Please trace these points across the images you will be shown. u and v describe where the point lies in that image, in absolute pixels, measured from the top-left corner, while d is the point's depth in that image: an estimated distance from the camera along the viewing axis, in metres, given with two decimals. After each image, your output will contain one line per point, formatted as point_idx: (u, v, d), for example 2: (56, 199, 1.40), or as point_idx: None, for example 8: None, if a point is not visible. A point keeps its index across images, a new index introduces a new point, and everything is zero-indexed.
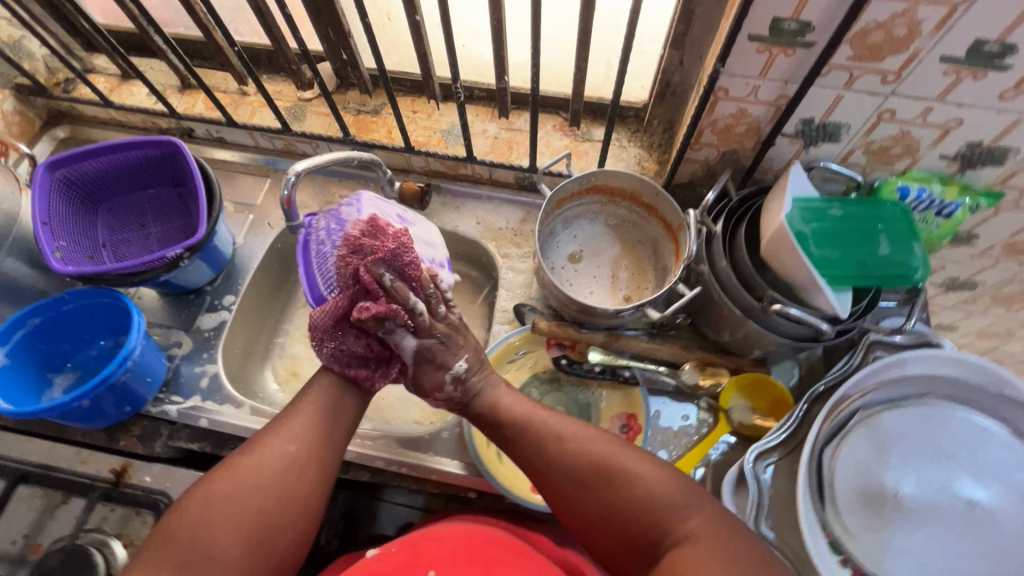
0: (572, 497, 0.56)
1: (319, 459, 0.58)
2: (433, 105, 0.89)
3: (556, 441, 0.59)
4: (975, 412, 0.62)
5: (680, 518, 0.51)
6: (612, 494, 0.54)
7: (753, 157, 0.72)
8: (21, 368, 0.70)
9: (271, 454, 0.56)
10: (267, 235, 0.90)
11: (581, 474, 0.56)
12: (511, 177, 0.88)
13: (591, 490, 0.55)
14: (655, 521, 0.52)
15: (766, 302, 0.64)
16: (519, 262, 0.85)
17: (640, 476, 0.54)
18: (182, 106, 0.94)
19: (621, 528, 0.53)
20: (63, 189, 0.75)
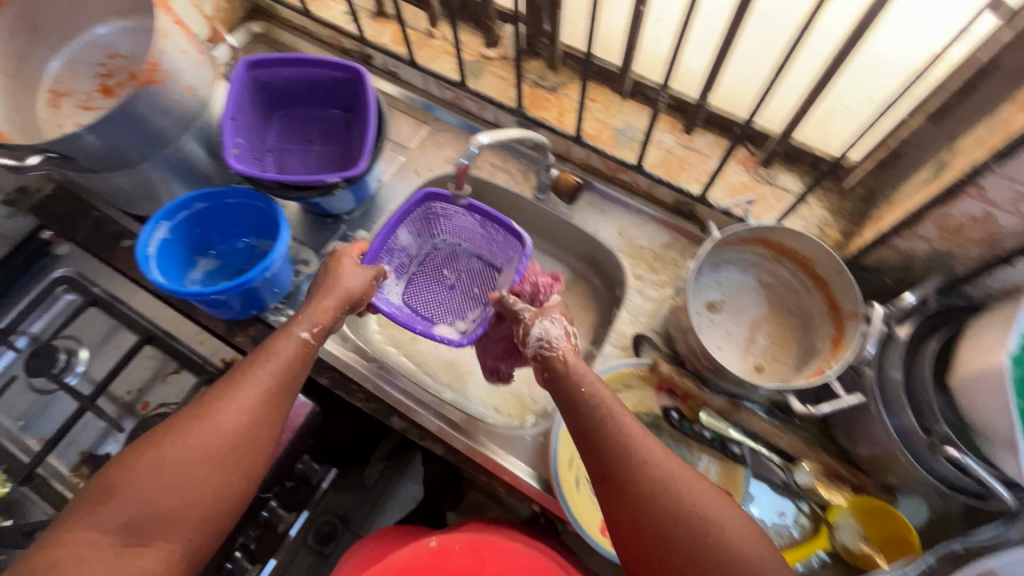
0: (669, 541, 0.52)
1: (274, 411, 0.58)
2: (615, 99, 0.84)
3: (660, 472, 0.55)
4: None
5: None
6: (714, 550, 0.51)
7: (971, 268, 0.61)
8: (176, 244, 0.75)
9: (230, 413, 0.56)
10: (411, 181, 0.90)
11: (682, 520, 0.53)
12: (670, 198, 0.82)
13: (691, 533, 0.52)
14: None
15: (937, 439, 0.56)
16: (651, 288, 0.80)
17: (744, 543, 0.52)
18: (370, 33, 0.94)
19: None
20: (253, 89, 0.78)
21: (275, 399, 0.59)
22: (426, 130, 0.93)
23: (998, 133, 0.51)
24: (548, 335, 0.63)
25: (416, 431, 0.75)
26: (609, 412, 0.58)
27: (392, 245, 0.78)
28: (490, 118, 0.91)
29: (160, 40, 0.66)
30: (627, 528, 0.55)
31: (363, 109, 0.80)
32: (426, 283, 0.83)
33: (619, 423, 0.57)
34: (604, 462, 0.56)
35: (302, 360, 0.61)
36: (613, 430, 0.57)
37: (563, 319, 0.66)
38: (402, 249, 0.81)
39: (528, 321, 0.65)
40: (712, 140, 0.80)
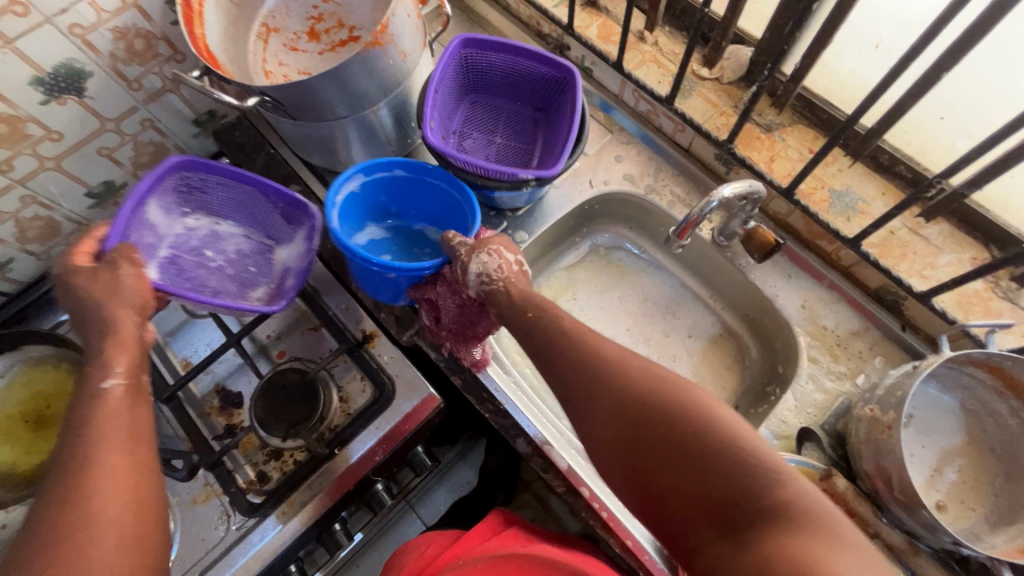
0: (626, 430, 0.49)
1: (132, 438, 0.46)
2: (840, 157, 0.74)
3: (654, 391, 0.49)
4: None
5: (773, 484, 0.43)
6: (700, 439, 0.45)
7: None
8: (360, 201, 0.74)
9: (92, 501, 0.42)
10: (581, 191, 0.84)
11: (675, 413, 0.47)
12: (874, 283, 0.72)
13: (645, 410, 0.48)
14: (756, 481, 0.43)
15: None
16: (827, 378, 0.71)
17: (681, 401, 0.48)
18: (577, 22, 0.87)
19: (695, 480, 0.45)
20: (459, 68, 0.75)
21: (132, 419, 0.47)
22: (609, 139, 0.86)
23: None
24: (485, 269, 0.62)
25: (538, 459, 0.71)
26: (564, 325, 0.56)
27: (143, 220, 0.61)
28: (683, 142, 0.83)
29: (395, 2, 0.63)
30: (615, 452, 0.49)
31: (564, 110, 0.75)
32: (192, 267, 0.66)
33: (609, 358, 0.52)
34: (576, 389, 0.52)
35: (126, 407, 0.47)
36: (573, 346, 0.54)
37: (508, 249, 0.64)
38: (157, 230, 0.63)
39: (463, 261, 0.63)
40: (945, 231, 0.69)
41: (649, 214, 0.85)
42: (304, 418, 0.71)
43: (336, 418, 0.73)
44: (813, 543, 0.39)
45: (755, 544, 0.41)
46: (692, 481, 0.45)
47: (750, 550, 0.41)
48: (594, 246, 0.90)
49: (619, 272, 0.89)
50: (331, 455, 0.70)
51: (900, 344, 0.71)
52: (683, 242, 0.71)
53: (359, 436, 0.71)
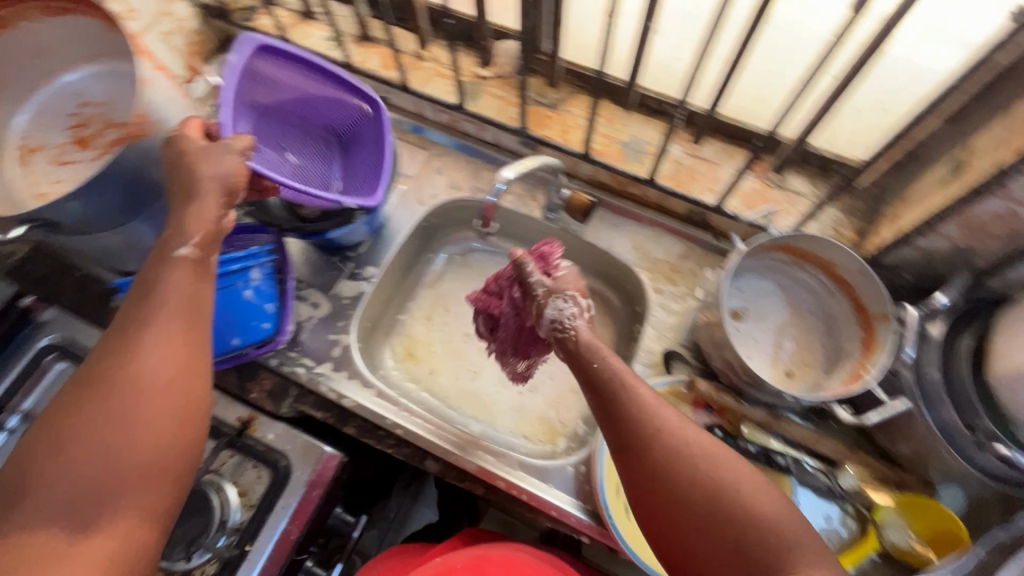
0: (683, 494, 0.49)
1: (193, 316, 0.51)
2: (618, 112, 0.83)
3: (707, 456, 0.50)
4: None
5: (801, 556, 0.46)
6: (750, 517, 0.47)
7: (992, 262, 0.61)
8: None
9: (151, 357, 0.47)
10: (414, 210, 0.87)
11: (728, 482, 0.48)
12: (681, 208, 0.82)
13: (699, 479, 0.49)
14: (788, 557, 0.46)
15: (981, 435, 0.57)
16: (672, 301, 0.80)
17: (743, 487, 0.48)
18: (357, 58, 0.90)
19: (736, 544, 0.47)
20: (246, 80, 0.69)
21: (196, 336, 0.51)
22: (425, 156, 0.90)
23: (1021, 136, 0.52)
24: (560, 316, 0.61)
25: (452, 472, 0.73)
26: (625, 381, 0.54)
27: None
28: (490, 138, 0.89)
29: (146, 88, 0.62)
30: (658, 502, 0.50)
31: (369, 136, 0.78)
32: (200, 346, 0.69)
33: (656, 415, 0.52)
34: (636, 444, 0.51)
35: (190, 279, 0.52)
36: (639, 409, 0.52)
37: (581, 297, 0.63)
38: None
39: (541, 302, 0.63)
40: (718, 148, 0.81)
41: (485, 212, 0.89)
42: (202, 529, 0.67)
43: (239, 515, 0.68)
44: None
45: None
46: (729, 549, 0.47)
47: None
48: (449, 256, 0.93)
49: (480, 272, 0.93)
50: (243, 553, 0.66)
51: (719, 253, 0.81)
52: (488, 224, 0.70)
53: (267, 524, 0.67)
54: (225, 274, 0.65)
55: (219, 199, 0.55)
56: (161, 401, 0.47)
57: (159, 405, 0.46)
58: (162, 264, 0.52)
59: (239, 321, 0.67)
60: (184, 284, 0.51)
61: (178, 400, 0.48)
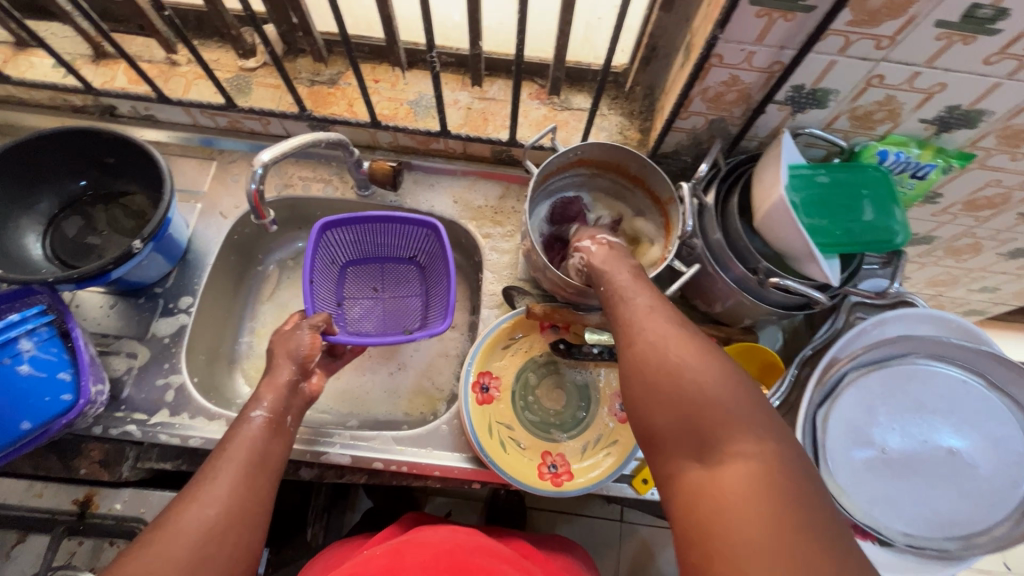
0: (643, 368, 0.47)
1: (263, 475, 0.55)
2: (397, 74, 0.82)
3: (675, 341, 0.48)
4: (942, 363, 0.65)
5: (733, 436, 0.41)
6: (695, 393, 0.44)
7: (740, 125, 0.71)
8: None
9: (212, 502, 0.50)
10: (220, 224, 0.81)
11: (678, 361, 0.46)
12: (487, 151, 0.83)
13: (661, 357, 0.47)
14: (721, 436, 0.41)
15: (762, 274, 0.65)
16: (503, 241, 0.82)
17: (700, 370, 0.45)
18: (98, 80, 0.81)
19: (682, 418, 0.43)
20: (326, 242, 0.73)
21: (255, 490, 0.53)
22: (215, 166, 0.83)
23: (715, 7, 0.59)
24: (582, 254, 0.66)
25: (330, 472, 0.71)
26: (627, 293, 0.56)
27: None
28: (280, 131, 0.84)
29: None
30: (627, 379, 0.49)
31: (131, 157, 0.70)
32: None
33: (637, 315, 0.52)
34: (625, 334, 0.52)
35: (265, 438, 0.57)
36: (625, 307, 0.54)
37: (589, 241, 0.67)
38: None
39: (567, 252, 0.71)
40: (502, 85, 0.83)
41: (300, 207, 0.85)
42: None
43: None
44: (768, 502, 0.37)
45: (723, 479, 0.39)
46: (671, 422, 0.44)
47: (702, 484, 0.40)
48: (279, 262, 0.88)
49: None
50: None
51: None
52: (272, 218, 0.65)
53: None
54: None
55: (295, 372, 0.64)
56: (214, 543, 0.48)
57: (208, 546, 0.48)
58: (240, 425, 0.58)
59: (29, 401, 0.57)
60: (257, 446, 0.56)
61: (232, 545, 0.49)
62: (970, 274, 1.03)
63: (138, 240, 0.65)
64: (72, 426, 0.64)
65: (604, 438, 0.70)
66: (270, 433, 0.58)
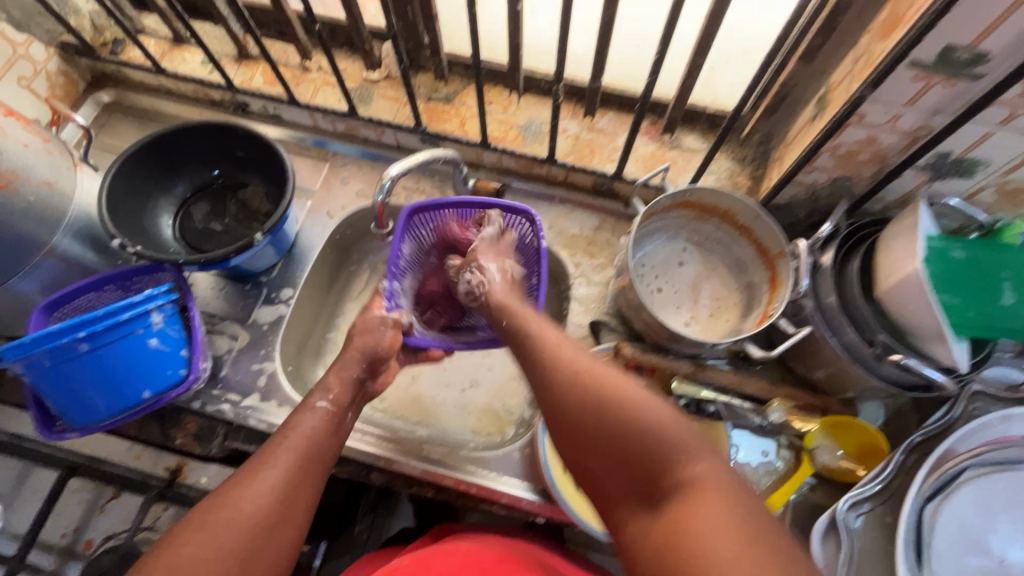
0: (577, 412, 0.48)
1: (317, 475, 0.54)
2: (511, 97, 0.83)
3: (578, 377, 0.50)
4: None
5: (686, 463, 0.42)
6: (623, 429, 0.44)
7: (868, 186, 0.67)
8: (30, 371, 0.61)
9: (267, 489, 0.49)
10: (326, 223, 0.85)
11: (603, 402, 0.47)
12: (588, 182, 0.83)
13: (585, 402, 0.48)
14: (670, 463, 0.42)
15: (879, 348, 0.61)
16: (594, 273, 0.81)
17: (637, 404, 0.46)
18: (239, 78, 0.87)
19: (629, 456, 0.44)
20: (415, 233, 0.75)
21: (302, 477, 0.52)
22: (328, 168, 0.88)
23: (864, 65, 0.56)
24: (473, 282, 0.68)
25: (400, 480, 0.72)
26: (535, 335, 0.57)
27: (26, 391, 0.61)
28: (391, 141, 0.88)
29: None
30: (568, 424, 0.48)
31: (262, 152, 0.75)
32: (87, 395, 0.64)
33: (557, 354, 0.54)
34: (546, 384, 0.52)
35: (326, 430, 0.57)
36: (543, 349, 0.55)
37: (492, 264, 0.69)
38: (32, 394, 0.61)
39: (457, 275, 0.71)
40: (612, 118, 0.83)
41: None
42: None
43: None
44: (750, 540, 0.37)
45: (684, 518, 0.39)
46: (621, 464, 0.44)
47: (663, 524, 0.40)
48: (372, 265, 0.92)
49: None
50: None
51: (630, 219, 0.83)
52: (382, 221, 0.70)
53: None
54: (121, 324, 0.58)
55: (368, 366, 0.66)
56: (267, 531, 0.47)
57: (258, 540, 0.46)
58: (303, 413, 0.58)
59: (148, 370, 0.61)
60: (314, 437, 0.56)
61: (279, 543, 0.48)
62: None
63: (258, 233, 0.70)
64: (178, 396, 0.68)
65: None
66: (327, 433, 0.57)
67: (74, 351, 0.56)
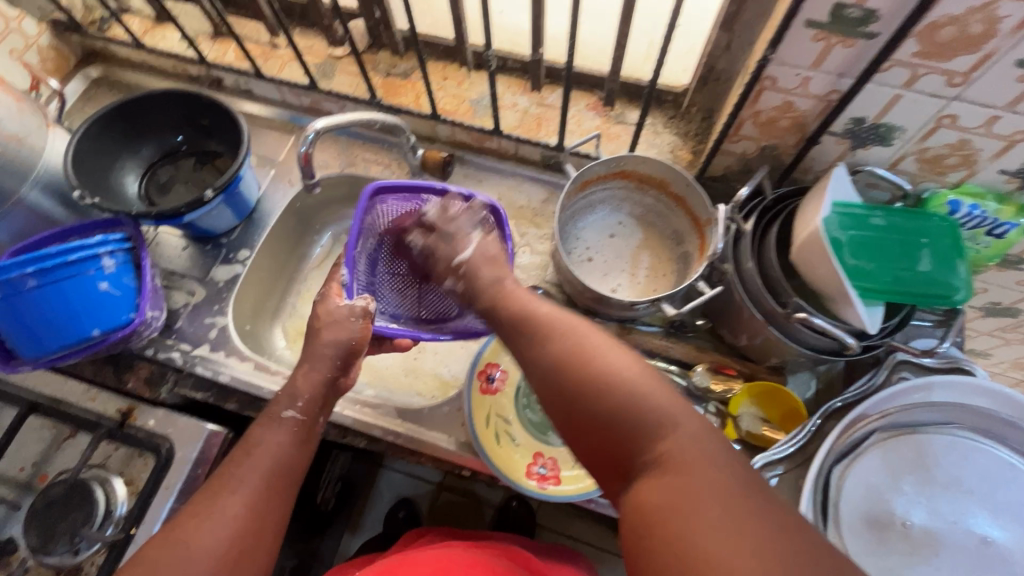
0: (553, 380, 0.47)
1: (286, 484, 0.55)
2: (464, 73, 0.87)
3: (552, 340, 0.48)
4: (986, 441, 0.59)
5: (660, 432, 0.41)
6: (599, 405, 0.44)
7: (794, 155, 0.68)
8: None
9: (228, 522, 0.50)
10: (286, 191, 0.89)
11: (578, 372, 0.45)
12: (537, 155, 0.86)
13: (560, 372, 0.46)
14: (645, 435, 0.42)
15: (790, 309, 0.61)
16: (537, 243, 0.84)
17: (622, 372, 0.44)
18: (212, 54, 0.93)
19: (607, 431, 0.43)
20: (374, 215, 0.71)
21: (269, 498, 0.53)
22: (292, 140, 0.92)
23: (772, 29, 0.58)
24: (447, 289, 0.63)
25: (336, 431, 0.75)
26: (510, 296, 0.56)
27: None
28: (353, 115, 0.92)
29: None
30: (542, 393, 0.48)
31: (222, 120, 0.80)
32: None
33: (532, 318, 0.51)
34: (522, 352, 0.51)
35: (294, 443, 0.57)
36: (516, 317, 0.53)
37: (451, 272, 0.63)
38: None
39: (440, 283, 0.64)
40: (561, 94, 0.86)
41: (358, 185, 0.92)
42: (85, 521, 0.68)
43: (125, 505, 0.70)
44: (727, 514, 0.36)
45: (666, 487, 0.39)
46: (596, 437, 0.44)
47: (639, 501, 0.40)
48: (332, 235, 0.96)
49: None
50: (129, 537, 0.67)
51: None
52: (319, 179, 0.69)
53: (152, 505, 0.69)
54: (70, 264, 0.62)
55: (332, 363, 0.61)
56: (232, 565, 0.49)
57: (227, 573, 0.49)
58: (271, 426, 0.57)
59: (94, 311, 0.65)
60: (282, 449, 0.56)
61: (253, 559, 0.51)
62: None
63: (210, 190, 0.74)
64: (131, 341, 0.72)
65: None
66: (296, 450, 0.57)
67: (19, 285, 0.60)
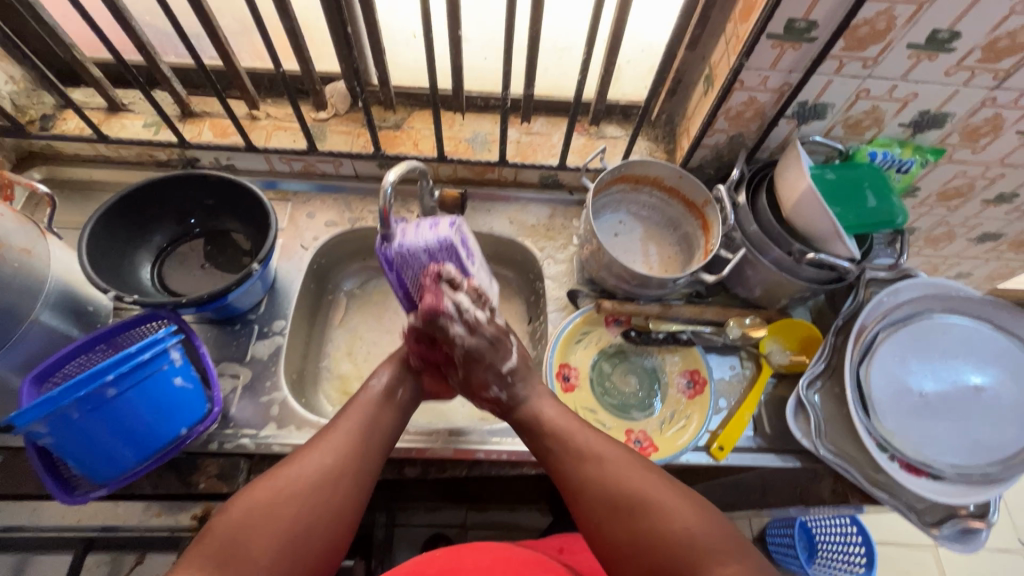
0: (607, 526, 0.57)
1: (380, 441, 0.63)
2: (455, 117, 0.94)
3: (610, 483, 0.58)
4: (950, 315, 0.78)
5: (722, 569, 0.51)
6: (659, 542, 0.54)
7: (756, 138, 0.85)
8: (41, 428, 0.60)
9: (318, 459, 0.57)
10: (301, 256, 0.88)
11: (639, 528, 0.55)
12: (536, 177, 0.95)
13: (620, 518, 0.56)
14: (707, 568, 0.51)
15: (797, 254, 0.76)
16: (558, 253, 0.92)
17: (670, 498, 0.56)
18: (186, 135, 0.90)
19: (658, 561, 0.53)
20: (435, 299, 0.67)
21: (359, 449, 0.60)
22: (291, 207, 0.92)
23: (734, 44, 0.73)
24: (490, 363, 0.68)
25: (431, 469, 0.76)
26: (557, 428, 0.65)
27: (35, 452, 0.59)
28: (349, 171, 0.94)
29: None
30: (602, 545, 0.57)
31: (233, 198, 0.78)
32: None
33: (582, 459, 0.61)
34: (576, 499, 0.60)
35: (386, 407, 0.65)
36: (566, 454, 0.62)
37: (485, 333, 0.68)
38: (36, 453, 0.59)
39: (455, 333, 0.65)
40: (543, 121, 0.96)
41: (369, 237, 0.94)
42: None
43: None
44: None
45: None
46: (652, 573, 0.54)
47: None
48: (348, 291, 0.96)
49: (382, 294, 0.98)
50: None
51: (577, 203, 0.96)
52: None
53: None
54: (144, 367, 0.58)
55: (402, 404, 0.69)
56: (330, 484, 0.56)
57: (325, 489, 0.55)
58: (358, 407, 0.64)
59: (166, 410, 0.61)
60: (375, 408, 0.65)
61: (343, 490, 0.57)
62: (946, 260, 1.20)
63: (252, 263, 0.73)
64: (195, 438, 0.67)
65: (678, 413, 0.80)
66: (340, 467, 0.57)
67: (97, 400, 0.55)
